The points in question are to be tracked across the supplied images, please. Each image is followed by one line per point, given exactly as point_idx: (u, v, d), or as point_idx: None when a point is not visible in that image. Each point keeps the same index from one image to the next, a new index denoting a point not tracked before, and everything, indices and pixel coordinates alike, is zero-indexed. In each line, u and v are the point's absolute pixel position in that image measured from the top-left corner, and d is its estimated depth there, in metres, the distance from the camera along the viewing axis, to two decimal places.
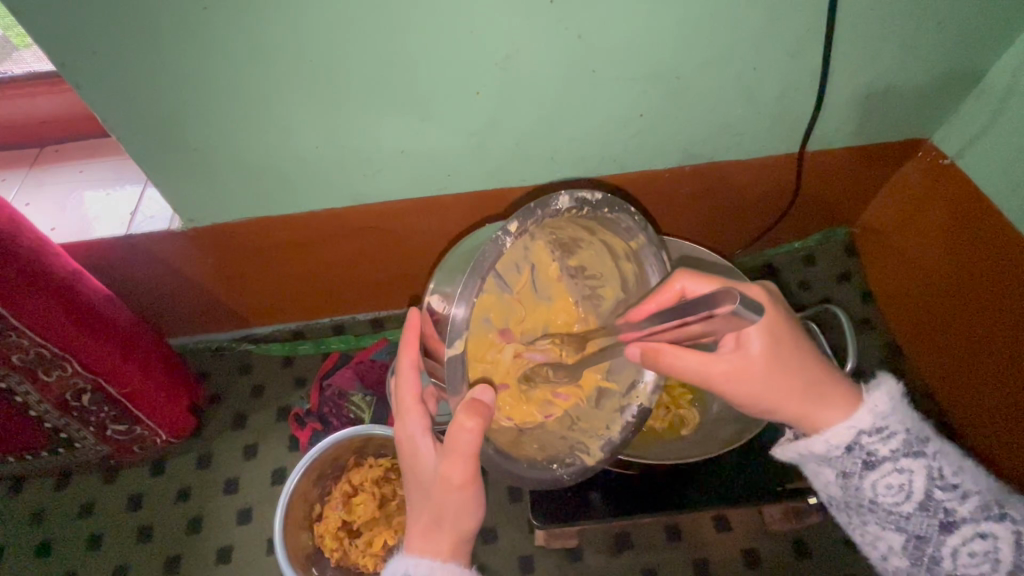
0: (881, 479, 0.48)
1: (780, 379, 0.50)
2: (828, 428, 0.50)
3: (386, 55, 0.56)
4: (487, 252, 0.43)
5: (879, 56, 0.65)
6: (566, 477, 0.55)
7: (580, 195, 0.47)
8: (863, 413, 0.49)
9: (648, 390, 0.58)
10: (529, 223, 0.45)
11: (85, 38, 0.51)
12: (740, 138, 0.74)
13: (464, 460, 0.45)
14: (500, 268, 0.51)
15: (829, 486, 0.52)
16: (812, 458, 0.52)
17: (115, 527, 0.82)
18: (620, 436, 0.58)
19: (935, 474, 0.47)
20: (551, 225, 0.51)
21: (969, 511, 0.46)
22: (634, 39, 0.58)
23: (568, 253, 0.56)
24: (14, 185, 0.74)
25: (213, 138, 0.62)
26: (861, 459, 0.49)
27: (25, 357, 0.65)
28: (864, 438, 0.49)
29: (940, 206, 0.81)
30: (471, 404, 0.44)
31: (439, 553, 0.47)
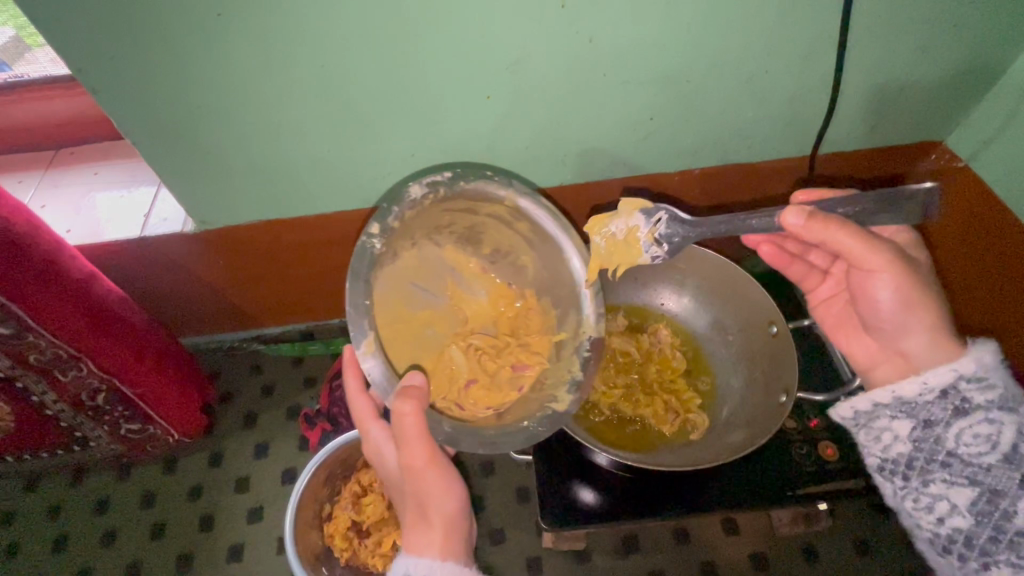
0: (970, 427, 0.51)
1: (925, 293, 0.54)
2: (931, 370, 0.54)
3: (397, 59, 0.56)
4: (360, 261, 0.50)
5: (893, 58, 0.65)
6: (539, 430, 0.54)
7: (428, 180, 0.52)
8: (968, 361, 0.52)
9: (591, 321, 0.57)
10: (390, 222, 0.50)
11: (100, 42, 0.51)
12: (751, 140, 0.74)
13: (419, 441, 0.47)
14: (416, 289, 0.57)
15: (897, 442, 0.55)
16: (894, 407, 0.56)
17: (128, 524, 0.83)
18: (585, 374, 0.57)
19: (1023, 431, 0.50)
20: (435, 224, 0.55)
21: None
22: (644, 42, 0.58)
23: (476, 244, 0.60)
24: (30, 187, 0.75)
25: (225, 141, 0.63)
26: (952, 406, 0.52)
27: (41, 357, 0.66)
28: (962, 384, 0.52)
29: (954, 210, 0.80)
30: (400, 391, 0.48)
31: (433, 545, 0.47)
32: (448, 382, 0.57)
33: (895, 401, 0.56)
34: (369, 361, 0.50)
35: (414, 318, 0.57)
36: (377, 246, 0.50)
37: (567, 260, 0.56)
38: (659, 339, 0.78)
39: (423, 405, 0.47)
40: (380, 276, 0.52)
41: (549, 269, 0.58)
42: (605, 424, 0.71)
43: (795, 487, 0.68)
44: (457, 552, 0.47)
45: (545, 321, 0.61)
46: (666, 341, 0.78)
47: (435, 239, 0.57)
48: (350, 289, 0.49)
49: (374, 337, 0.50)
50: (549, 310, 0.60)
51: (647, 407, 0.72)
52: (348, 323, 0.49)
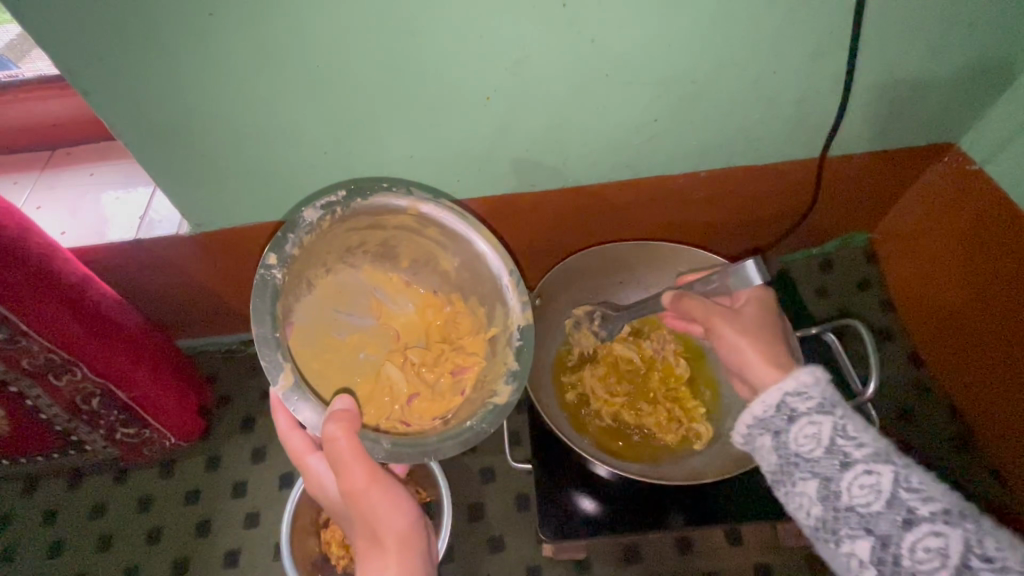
0: (801, 428, 0.50)
1: (763, 339, 0.57)
2: (766, 390, 0.53)
3: (393, 60, 0.55)
4: (260, 295, 0.45)
5: (907, 59, 0.63)
6: (482, 428, 0.49)
7: (322, 202, 0.48)
8: (792, 377, 0.52)
9: (516, 310, 0.53)
10: (287, 250, 0.47)
11: (89, 43, 0.50)
12: (757, 143, 0.72)
13: (355, 461, 0.42)
14: (342, 309, 0.55)
15: (766, 456, 0.53)
16: (750, 425, 0.54)
17: (125, 529, 0.82)
18: (521, 364, 0.52)
19: (840, 427, 0.48)
20: (343, 246, 0.53)
21: (863, 455, 0.46)
22: (648, 42, 0.57)
23: (394, 260, 0.58)
24: (26, 188, 0.75)
25: (219, 143, 0.62)
26: (786, 414, 0.51)
27: (35, 361, 0.65)
28: (790, 397, 0.51)
29: (967, 216, 0.78)
30: (330, 417, 0.44)
31: (388, 569, 0.41)
32: (388, 399, 0.52)
33: (751, 422, 0.54)
34: (290, 393, 0.44)
35: (340, 344, 0.54)
36: (279, 278, 0.46)
37: (482, 256, 0.53)
38: (661, 344, 0.76)
39: (354, 427, 0.43)
40: (293, 311, 0.50)
41: (469, 267, 0.56)
42: (607, 432, 0.70)
43: None
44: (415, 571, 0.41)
45: (477, 322, 0.57)
46: (670, 347, 0.76)
47: (346, 263, 0.55)
48: (256, 325, 0.44)
49: (292, 366, 0.45)
50: (478, 310, 0.57)
51: (649, 414, 0.71)
52: (260, 358, 0.44)
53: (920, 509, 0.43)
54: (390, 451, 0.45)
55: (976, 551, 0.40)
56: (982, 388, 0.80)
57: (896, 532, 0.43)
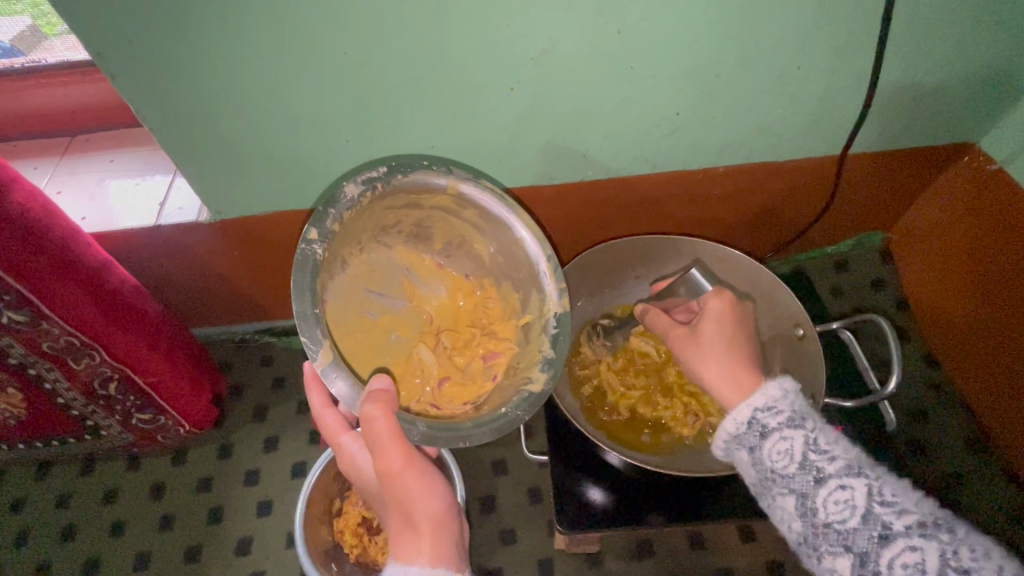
0: (772, 446, 0.50)
1: (732, 362, 0.56)
2: (735, 407, 0.54)
3: (421, 50, 0.55)
4: (301, 270, 0.44)
5: (932, 56, 0.62)
6: (519, 413, 0.49)
7: (363, 176, 0.47)
8: (759, 394, 0.53)
9: (554, 298, 0.53)
10: (329, 225, 0.46)
11: (117, 26, 0.50)
12: (778, 138, 0.72)
13: (391, 448, 0.43)
14: (375, 288, 0.55)
15: (746, 471, 0.53)
16: (729, 442, 0.54)
17: (137, 515, 0.83)
18: (557, 351, 0.52)
19: (811, 441, 0.49)
20: (379, 223, 0.52)
21: (835, 469, 0.47)
22: (674, 35, 0.57)
23: (427, 241, 0.58)
24: (45, 173, 0.75)
25: (242, 130, 0.62)
26: (758, 431, 0.52)
27: (55, 345, 0.65)
28: (758, 414, 0.52)
29: (987, 215, 0.77)
30: (366, 397, 0.44)
31: (421, 554, 0.43)
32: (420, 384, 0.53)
33: (725, 440, 0.54)
34: (327, 372, 0.44)
35: (373, 324, 0.54)
36: (320, 253, 0.45)
37: (520, 241, 0.53)
38: None
39: (391, 406, 0.43)
40: (329, 288, 0.49)
41: (504, 252, 0.56)
42: (624, 424, 0.70)
43: None
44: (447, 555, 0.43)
45: (509, 307, 0.58)
46: None
47: (380, 242, 0.54)
48: (296, 301, 0.44)
49: (330, 345, 0.44)
50: (510, 295, 0.58)
51: (666, 408, 0.71)
52: (299, 334, 0.43)
53: (895, 524, 0.44)
54: (426, 433, 0.45)
55: (952, 564, 0.41)
56: (991, 386, 0.80)
57: (873, 548, 0.44)
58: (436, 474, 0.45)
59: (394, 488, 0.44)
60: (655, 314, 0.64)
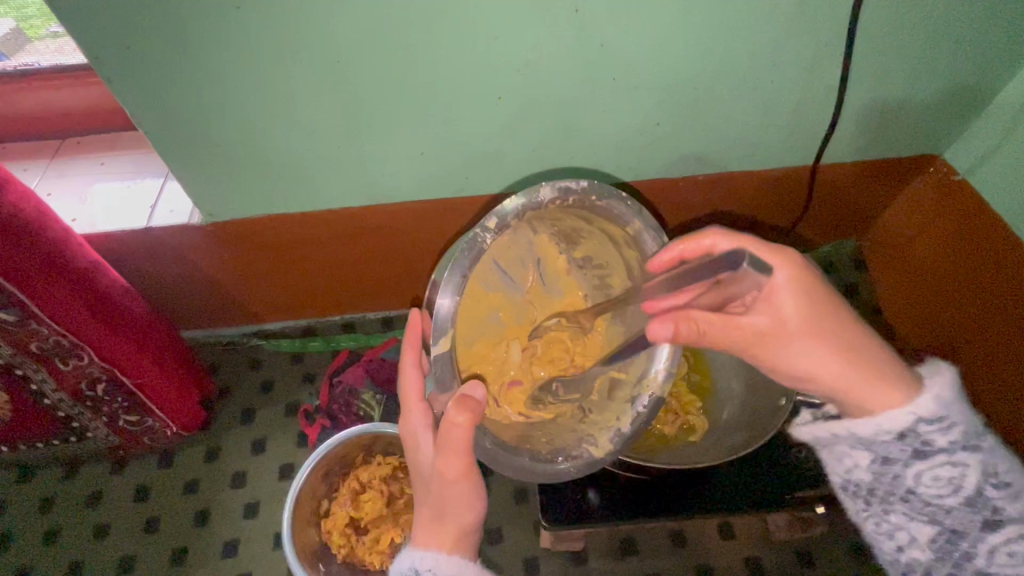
0: (929, 470, 0.43)
1: (841, 344, 0.45)
2: (885, 411, 0.44)
3: (411, 60, 0.57)
4: (466, 248, 0.45)
5: (896, 72, 0.66)
6: (572, 469, 0.53)
7: (561, 184, 0.47)
8: (926, 399, 0.43)
9: (659, 378, 0.56)
10: (508, 219, 0.46)
11: (117, 32, 0.52)
12: (754, 149, 0.75)
13: (460, 455, 0.46)
14: (504, 265, 0.52)
15: (854, 469, 0.46)
16: (846, 438, 0.46)
17: (122, 518, 0.82)
18: (632, 427, 0.55)
19: (990, 470, 0.42)
20: (548, 217, 0.50)
21: (1016, 511, 0.41)
22: (654, 49, 0.59)
23: (573, 244, 0.55)
24: (36, 176, 0.76)
25: (237, 135, 0.63)
26: (913, 447, 0.43)
27: (43, 345, 0.66)
28: (921, 425, 0.43)
29: (952, 224, 0.81)
30: (456, 400, 0.44)
31: (442, 546, 0.48)
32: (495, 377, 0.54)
33: (849, 436, 0.46)
34: (441, 358, 0.46)
35: (485, 297, 0.51)
36: (487, 242, 0.46)
37: None
38: None
39: (476, 418, 0.44)
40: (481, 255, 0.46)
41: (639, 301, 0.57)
42: None
43: (797, 489, 0.69)
44: (465, 552, 0.49)
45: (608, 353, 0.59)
46: None
47: (533, 226, 0.51)
48: (448, 273, 0.45)
49: (453, 334, 0.46)
50: (615, 338, 0.58)
51: None
52: (437, 296, 0.45)
53: None
54: (490, 450, 0.48)
55: None
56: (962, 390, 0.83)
57: None
58: (482, 489, 0.48)
59: (443, 488, 0.47)
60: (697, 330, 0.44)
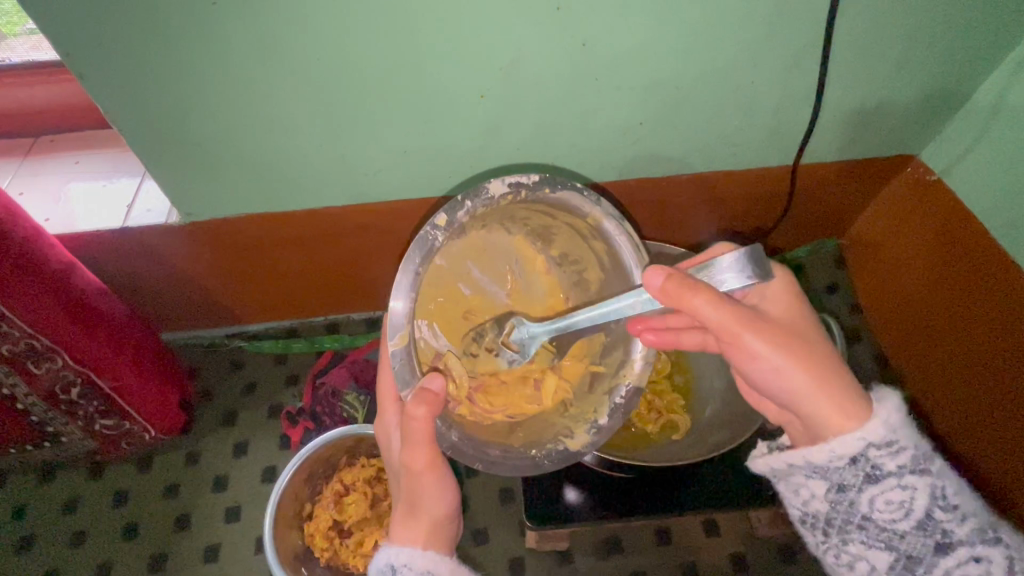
0: (881, 493, 0.44)
1: (808, 352, 0.47)
2: (841, 435, 0.45)
3: (392, 56, 0.57)
4: (415, 246, 0.46)
5: (873, 72, 0.67)
6: (547, 463, 0.53)
7: (512, 179, 0.48)
8: (875, 425, 0.44)
9: (637, 366, 0.56)
10: (458, 216, 0.47)
11: (89, 27, 0.51)
12: (736, 148, 0.75)
13: (423, 447, 0.48)
14: (479, 267, 0.55)
15: (811, 501, 0.48)
16: (802, 466, 0.47)
17: (100, 525, 0.81)
18: (609, 421, 0.55)
19: (938, 494, 0.43)
20: (509, 215, 0.53)
21: (965, 534, 0.42)
22: (636, 48, 0.60)
23: (547, 242, 0.57)
24: (7, 174, 0.74)
25: (215, 134, 0.62)
26: (865, 471, 0.45)
27: (15, 348, 0.64)
28: (872, 450, 0.44)
29: (927, 222, 0.82)
30: (415, 396, 0.46)
31: (415, 540, 0.50)
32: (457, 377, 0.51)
33: (805, 464, 0.47)
34: (397, 354, 0.47)
35: (464, 298, 0.56)
36: (439, 239, 0.47)
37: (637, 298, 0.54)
38: None
39: (435, 411, 0.46)
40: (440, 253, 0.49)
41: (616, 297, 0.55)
42: None
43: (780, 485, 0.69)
44: (440, 545, 0.51)
45: (588, 349, 0.59)
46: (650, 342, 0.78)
47: (504, 227, 0.54)
48: (400, 271, 0.46)
49: (408, 331, 0.47)
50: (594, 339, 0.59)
51: None
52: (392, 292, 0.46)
53: None
54: (455, 443, 0.49)
55: None
56: (949, 390, 0.83)
57: None
58: (450, 478, 0.51)
59: (414, 479, 0.50)
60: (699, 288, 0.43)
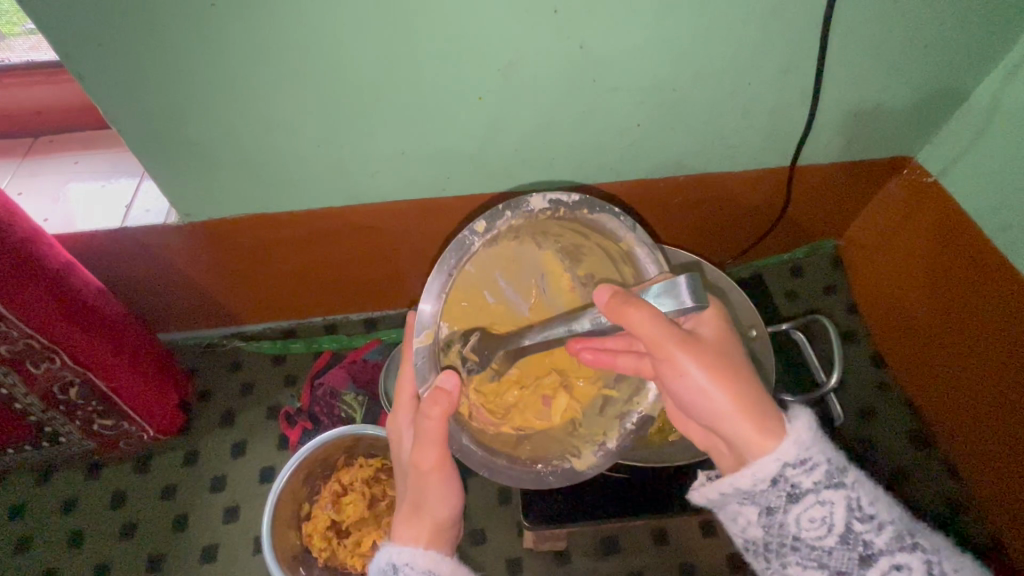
0: (804, 511, 0.44)
1: (732, 379, 0.48)
2: (759, 459, 0.45)
3: (390, 58, 0.57)
4: (453, 249, 0.49)
5: (870, 74, 0.67)
6: (551, 478, 0.54)
7: (553, 197, 0.51)
8: (788, 444, 0.45)
9: (649, 396, 0.56)
10: (497, 225, 0.50)
11: (88, 29, 0.51)
12: (733, 150, 0.76)
13: (434, 445, 0.49)
14: (507, 276, 0.57)
15: (748, 527, 0.47)
16: (733, 493, 0.47)
17: (97, 524, 0.81)
18: (617, 444, 0.56)
19: (854, 505, 0.43)
20: (542, 229, 0.54)
21: (885, 543, 0.42)
22: (633, 50, 0.60)
23: (576, 261, 0.57)
24: (6, 174, 0.74)
25: (214, 135, 0.63)
26: (785, 490, 0.44)
27: (12, 347, 0.64)
28: (788, 469, 0.44)
29: (924, 224, 0.83)
30: (431, 394, 0.47)
31: (417, 540, 0.49)
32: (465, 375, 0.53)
33: (734, 491, 0.47)
34: (420, 351, 0.49)
35: (487, 306, 0.56)
36: (476, 245, 0.50)
37: None
38: None
39: (449, 410, 0.47)
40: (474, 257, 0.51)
41: None
42: None
43: None
44: (443, 547, 0.50)
45: (601, 372, 0.59)
46: None
47: (536, 241, 0.55)
48: (438, 269, 0.48)
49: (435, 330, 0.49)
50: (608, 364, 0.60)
51: None
52: (424, 290, 0.48)
53: None
54: (465, 449, 0.51)
55: None
56: (946, 390, 0.83)
57: None
58: (456, 481, 0.51)
59: (422, 478, 0.50)
60: (639, 306, 0.45)
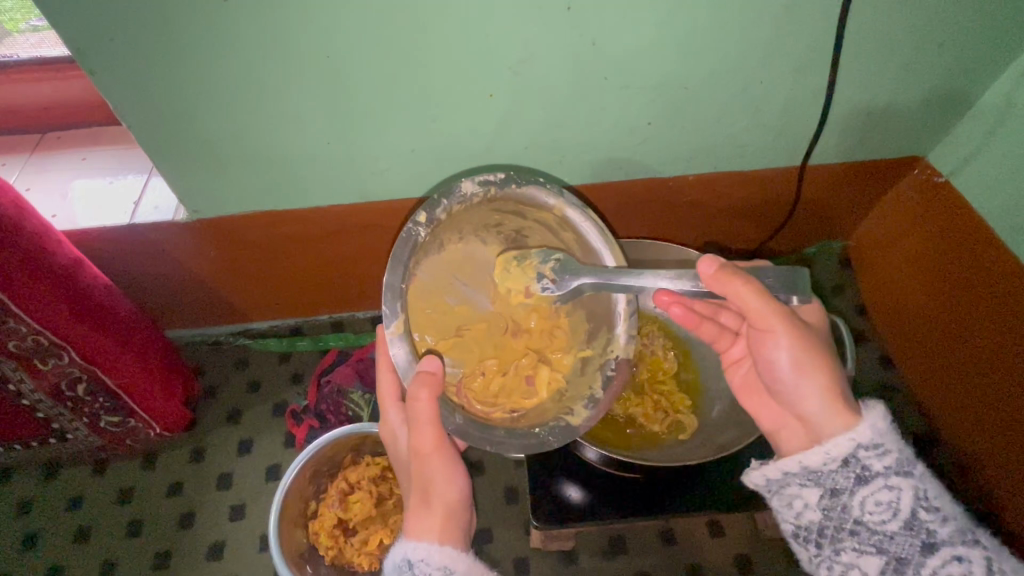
0: (871, 494, 0.45)
1: (829, 365, 0.49)
2: (834, 437, 0.47)
3: (401, 54, 0.57)
4: (400, 245, 0.48)
5: (882, 74, 0.67)
6: (550, 439, 0.52)
7: (481, 178, 0.51)
8: (865, 426, 0.46)
9: (621, 341, 0.55)
10: (438, 214, 0.50)
11: (100, 24, 0.51)
12: (743, 149, 0.75)
13: (428, 431, 0.49)
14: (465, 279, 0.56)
15: (805, 511, 0.47)
16: (796, 473, 0.48)
17: (103, 522, 0.81)
18: (605, 393, 0.54)
19: (922, 495, 0.44)
20: (482, 221, 0.54)
21: (949, 534, 0.42)
22: (645, 47, 0.59)
23: (523, 248, 0.58)
24: (15, 170, 0.74)
25: (223, 131, 0.62)
26: (855, 473, 0.45)
27: (21, 344, 0.64)
28: (861, 452, 0.46)
29: (933, 224, 0.82)
30: (416, 378, 0.47)
31: (431, 529, 0.49)
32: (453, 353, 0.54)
33: (799, 470, 0.48)
34: (396, 340, 0.48)
35: (450, 309, 0.55)
36: (423, 235, 0.49)
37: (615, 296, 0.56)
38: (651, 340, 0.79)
39: (436, 390, 0.47)
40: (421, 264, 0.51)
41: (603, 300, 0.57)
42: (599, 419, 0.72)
43: None
44: (457, 540, 0.49)
45: (573, 336, 0.58)
46: (658, 343, 0.79)
47: (480, 237, 0.56)
48: (389, 269, 0.48)
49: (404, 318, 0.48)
50: (580, 326, 0.59)
51: (637, 404, 0.73)
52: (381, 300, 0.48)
53: None
54: (461, 424, 0.49)
55: None
56: (952, 390, 0.83)
57: None
58: (459, 464, 0.51)
59: (425, 464, 0.50)
60: (746, 280, 0.47)
